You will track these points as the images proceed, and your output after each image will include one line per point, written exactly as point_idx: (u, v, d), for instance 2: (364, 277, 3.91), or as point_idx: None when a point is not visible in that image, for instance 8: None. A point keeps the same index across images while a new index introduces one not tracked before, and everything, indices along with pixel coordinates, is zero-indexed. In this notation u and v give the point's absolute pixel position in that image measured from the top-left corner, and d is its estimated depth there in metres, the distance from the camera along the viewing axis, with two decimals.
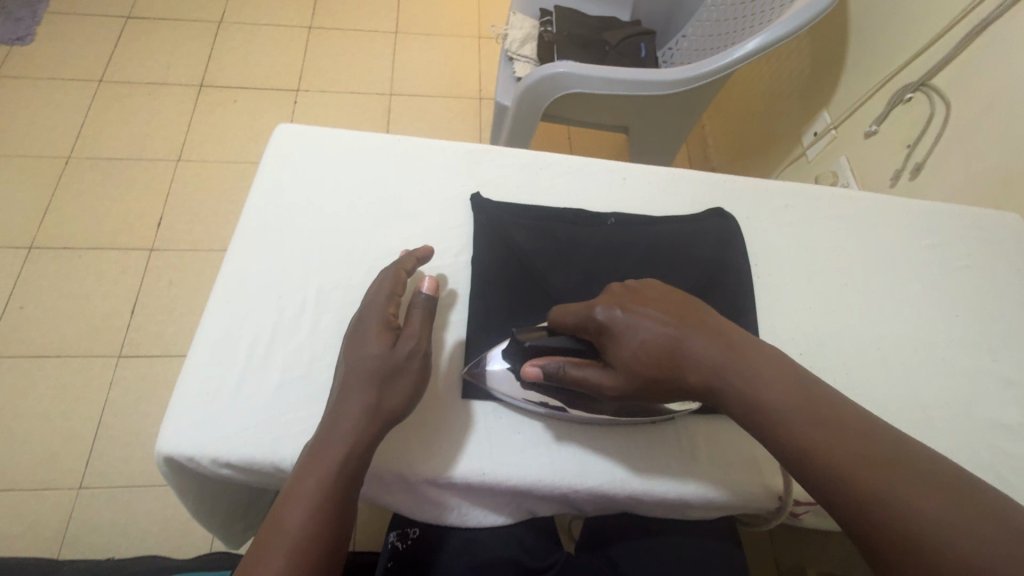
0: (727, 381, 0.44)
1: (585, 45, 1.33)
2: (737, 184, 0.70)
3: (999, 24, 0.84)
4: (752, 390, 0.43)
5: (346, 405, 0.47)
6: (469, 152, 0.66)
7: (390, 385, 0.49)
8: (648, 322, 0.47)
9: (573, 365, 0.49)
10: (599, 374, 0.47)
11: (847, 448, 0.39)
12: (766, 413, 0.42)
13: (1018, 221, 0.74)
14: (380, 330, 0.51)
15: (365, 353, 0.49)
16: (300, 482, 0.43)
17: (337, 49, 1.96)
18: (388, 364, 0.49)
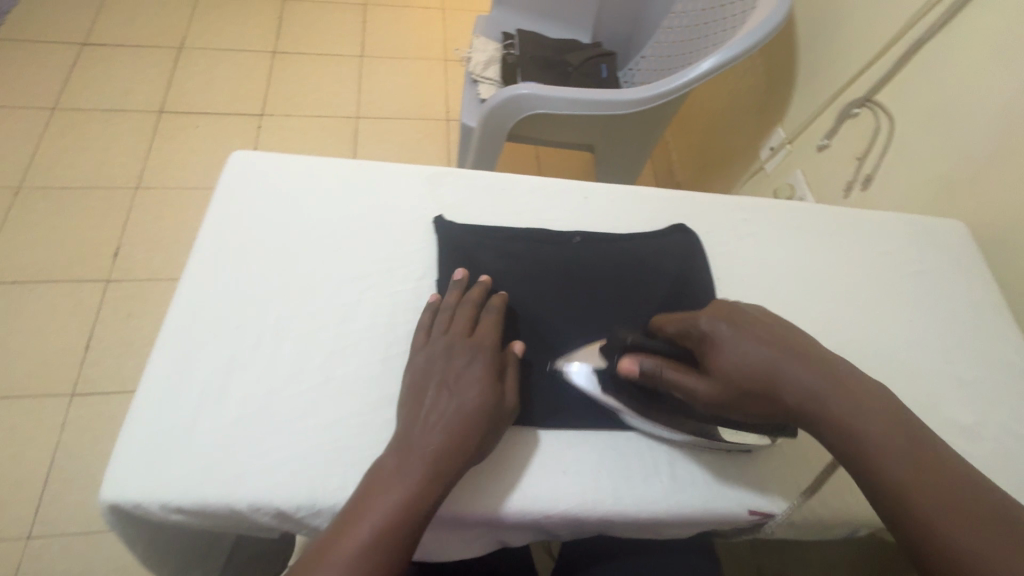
0: (830, 412, 0.47)
1: (547, 67, 1.36)
2: (695, 201, 0.71)
3: (933, 43, 0.90)
4: (854, 425, 0.46)
5: (451, 433, 0.47)
6: (431, 175, 0.66)
7: (494, 424, 0.50)
8: (768, 350, 0.49)
9: (675, 371, 0.50)
10: (698, 383, 0.50)
11: (940, 496, 0.42)
12: (857, 443, 0.46)
13: (962, 227, 0.77)
14: (490, 358, 0.53)
15: (469, 397, 0.49)
16: (373, 503, 0.44)
17: (302, 73, 1.95)
18: (500, 403, 0.51)
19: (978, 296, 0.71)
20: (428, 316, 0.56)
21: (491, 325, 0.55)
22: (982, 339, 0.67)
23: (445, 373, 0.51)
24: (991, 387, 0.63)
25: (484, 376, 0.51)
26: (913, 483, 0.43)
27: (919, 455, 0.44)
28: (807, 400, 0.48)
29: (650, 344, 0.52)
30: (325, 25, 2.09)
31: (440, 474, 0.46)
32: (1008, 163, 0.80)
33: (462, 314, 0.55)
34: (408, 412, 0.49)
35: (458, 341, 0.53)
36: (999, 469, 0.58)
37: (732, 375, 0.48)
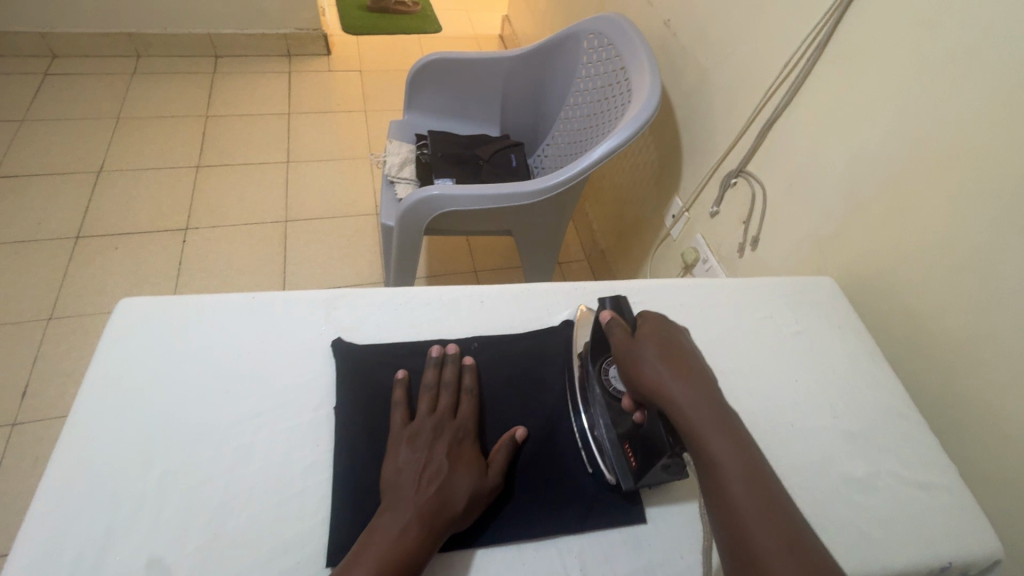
0: (692, 419, 0.52)
1: (459, 163, 1.46)
2: (587, 290, 0.75)
3: (781, 121, 1.02)
4: (707, 439, 0.51)
5: (445, 504, 0.52)
6: (327, 299, 0.68)
7: (478, 502, 0.54)
8: (665, 359, 0.57)
9: (624, 331, 0.61)
10: (620, 343, 0.60)
11: (761, 509, 0.47)
12: (704, 455, 0.51)
13: (830, 283, 0.85)
14: (474, 440, 0.58)
15: (465, 477, 0.54)
16: (364, 564, 0.47)
17: (228, 183, 1.99)
18: (485, 479, 0.55)
19: (854, 346, 0.77)
20: (405, 393, 0.60)
21: (472, 407, 0.60)
22: (861, 388, 0.72)
23: (436, 449, 0.55)
24: (876, 436, 0.68)
25: (473, 455, 0.56)
26: (742, 493, 0.48)
27: (757, 477, 0.49)
28: (681, 410, 0.53)
29: (626, 310, 0.63)
30: (250, 135, 2.16)
31: (429, 540, 0.50)
32: (858, 221, 0.90)
33: (447, 395, 0.60)
34: (399, 488, 0.53)
35: (446, 421, 0.58)
36: (893, 520, 0.61)
37: (635, 368, 0.57)
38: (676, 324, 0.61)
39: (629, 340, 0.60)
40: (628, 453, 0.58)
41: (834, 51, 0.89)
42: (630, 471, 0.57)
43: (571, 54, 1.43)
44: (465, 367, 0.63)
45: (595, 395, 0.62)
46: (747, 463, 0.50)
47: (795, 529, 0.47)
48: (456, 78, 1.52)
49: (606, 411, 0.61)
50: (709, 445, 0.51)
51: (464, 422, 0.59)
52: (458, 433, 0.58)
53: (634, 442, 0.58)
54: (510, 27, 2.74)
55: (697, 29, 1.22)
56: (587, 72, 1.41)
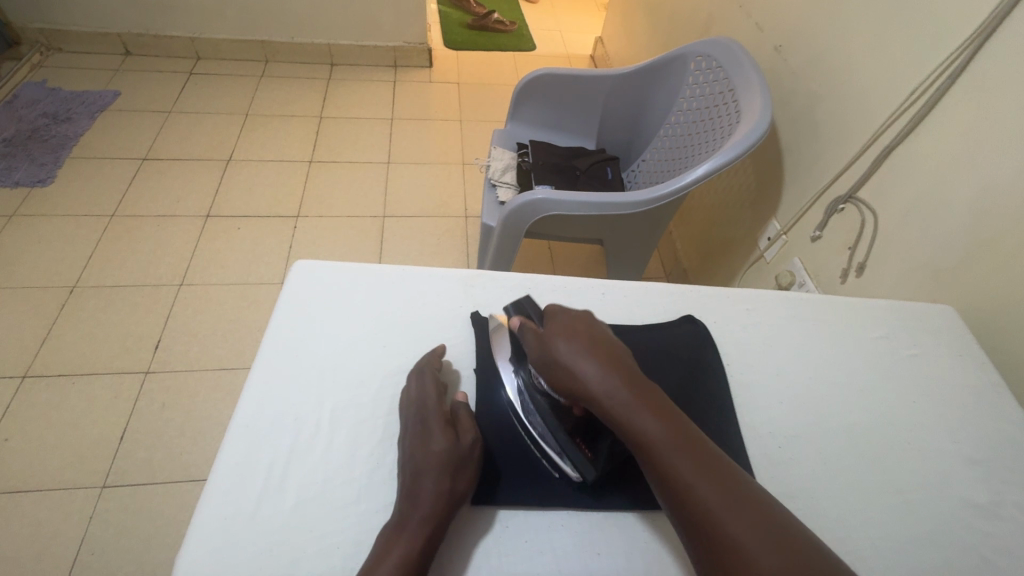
0: (612, 406, 0.54)
1: (558, 172, 1.53)
2: (701, 293, 0.79)
3: (900, 149, 1.01)
4: (631, 422, 0.53)
5: (435, 476, 0.55)
6: (466, 277, 0.76)
7: (457, 467, 0.57)
8: (576, 349, 0.58)
9: (533, 333, 0.62)
10: (532, 345, 0.61)
11: (700, 478, 0.50)
12: (637, 440, 0.53)
13: (950, 313, 0.83)
14: (437, 414, 0.60)
15: (434, 446, 0.57)
16: (385, 557, 0.50)
17: (335, 178, 2.17)
18: (458, 445, 0.58)
19: (977, 375, 0.75)
20: (394, 395, 0.64)
21: (437, 386, 0.63)
22: (983, 417, 0.71)
23: (405, 437, 0.59)
24: (1000, 466, 0.67)
25: (440, 426, 0.59)
26: (674, 463, 0.50)
27: (684, 443, 0.52)
28: (601, 399, 0.55)
29: (531, 309, 0.64)
30: (356, 137, 2.35)
31: (429, 515, 0.53)
32: (981, 253, 0.88)
33: (404, 387, 0.63)
34: (398, 475, 0.57)
35: (411, 409, 0.61)
36: (1019, 551, 0.60)
37: (551, 369, 0.59)
38: (579, 311, 0.63)
39: (539, 340, 0.61)
40: (581, 444, 0.60)
41: (965, 82, 0.89)
42: (589, 462, 0.59)
43: (677, 74, 1.48)
44: (434, 359, 0.66)
45: (529, 398, 0.63)
46: (675, 438, 0.52)
47: (741, 490, 0.49)
48: (560, 92, 1.60)
49: (544, 413, 0.61)
50: (637, 429, 0.53)
51: (427, 402, 0.61)
52: (422, 413, 0.60)
53: (581, 435, 0.60)
54: (602, 48, 2.82)
55: (811, 56, 1.24)
56: (691, 93, 1.45)
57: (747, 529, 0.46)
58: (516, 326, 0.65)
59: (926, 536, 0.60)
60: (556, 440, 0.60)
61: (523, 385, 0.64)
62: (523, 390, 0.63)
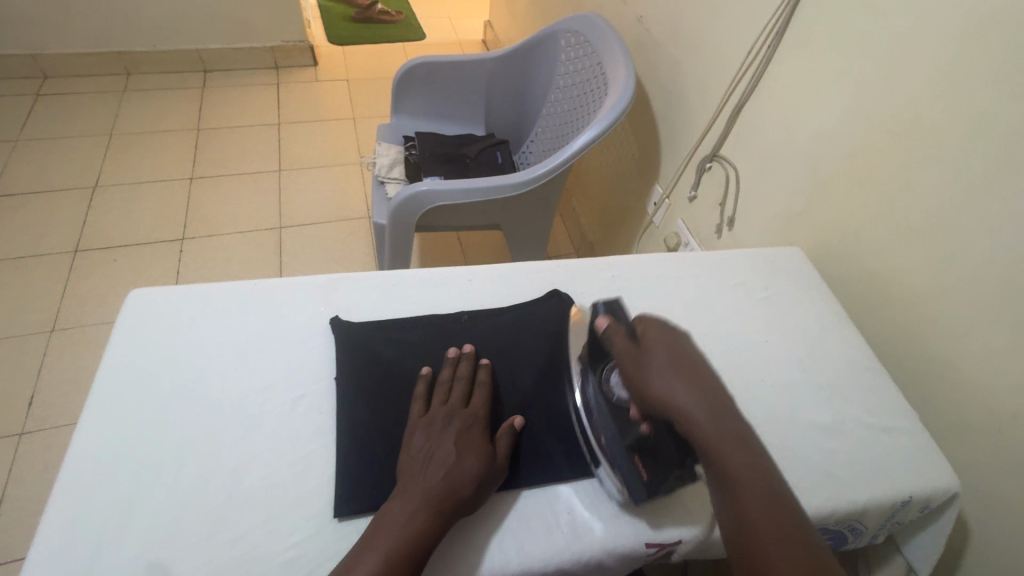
0: (703, 437, 0.54)
1: (447, 161, 1.51)
2: (569, 267, 0.80)
3: (749, 105, 1.07)
4: (725, 454, 0.53)
5: (454, 488, 0.54)
6: (325, 284, 0.73)
7: (484, 484, 0.56)
8: (673, 369, 0.58)
9: (626, 338, 0.61)
10: (623, 352, 0.60)
11: (774, 525, 0.50)
12: (720, 472, 0.53)
13: (798, 254, 0.90)
14: (481, 429, 0.60)
15: (467, 463, 0.56)
16: (375, 549, 0.50)
17: (222, 193, 2.03)
18: (493, 463, 0.58)
19: (821, 307, 0.82)
20: (425, 386, 0.63)
21: (485, 399, 0.63)
22: (829, 345, 0.78)
23: (444, 440, 0.58)
24: (842, 387, 0.73)
25: (479, 444, 0.59)
26: (756, 498, 0.51)
27: (768, 485, 0.52)
28: (694, 426, 0.55)
29: (621, 312, 0.63)
30: (241, 146, 2.21)
31: (440, 522, 0.52)
32: (821, 197, 0.95)
33: (457, 389, 0.63)
34: (410, 472, 0.56)
35: (457, 412, 0.61)
36: (859, 461, 0.66)
37: (642, 380, 0.58)
38: (677, 328, 0.62)
39: (635, 348, 0.60)
40: (638, 465, 0.58)
41: (790, 40, 0.96)
42: (642, 484, 0.57)
43: (551, 52, 1.49)
44: (480, 365, 0.66)
45: (595, 404, 0.61)
46: (764, 483, 0.52)
47: (812, 542, 0.49)
48: (440, 80, 1.57)
49: (610, 423, 0.60)
50: (728, 460, 0.53)
51: (475, 411, 0.61)
52: (468, 421, 0.60)
53: (642, 453, 0.58)
54: (491, 32, 2.80)
55: (669, 28, 1.29)
56: (566, 69, 1.47)
57: None
58: (601, 328, 0.63)
59: (782, 463, 0.65)
60: (615, 452, 0.59)
61: (591, 390, 0.62)
62: (589, 393, 0.62)
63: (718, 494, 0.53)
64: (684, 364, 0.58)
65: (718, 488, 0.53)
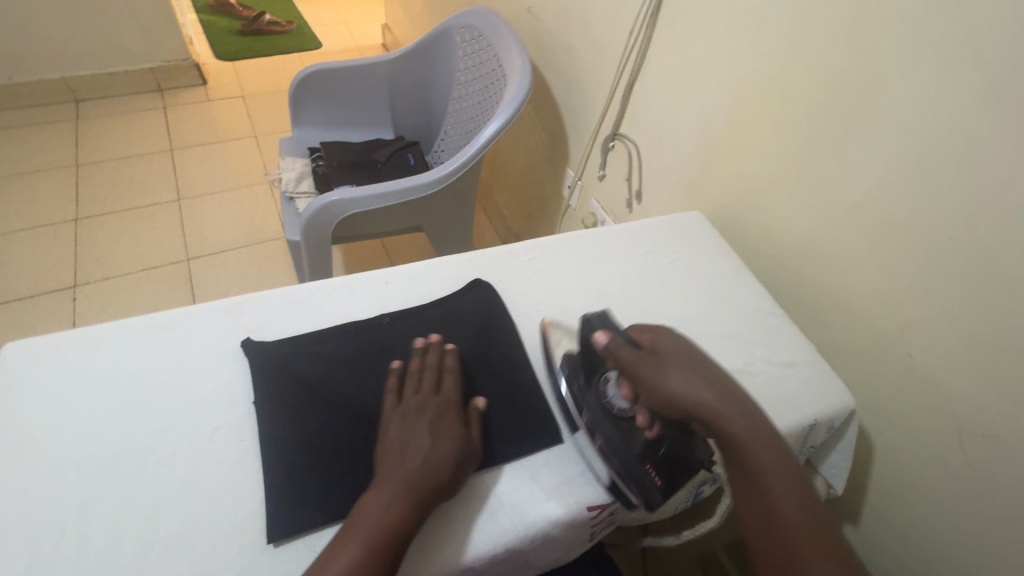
0: (735, 432, 0.57)
1: (357, 169, 1.48)
2: (485, 256, 0.81)
3: (639, 83, 1.13)
4: (752, 446, 0.57)
5: (429, 474, 0.54)
6: (231, 307, 0.69)
7: (462, 468, 0.57)
8: (694, 373, 0.60)
9: (631, 349, 0.63)
10: (631, 360, 0.62)
11: (798, 507, 0.55)
12: (749, 462, 0.57)
13: (698, 217, 0.97)
14: (456, 415, 0.61)
15: (442, 450, 0.56)
16: (354, 535, 0.50)
17: (115, 232, 1.86)
18: (468, 448, 0.58)
19: (723, 263, 0.88)
20: (397, 378, 0.63)
21: (455, 386, 0.63)
22: (734, 297, 0.84)
23: (420, 426, 0.58)
24: (749, 332, 0.79)
25: (452, 430, 0.59)
26: (761, 456, 0.57)
27: (792, 475, 0.57)
28: (728, 424, 0.58)
29: (615, 326, 0.66)
30: (131, 178, 2.03)
31: (418, 506, 0.53)
32: (712, 162, 1.02)
33: (425, 378, 0.63)
34: (386, 461, 0.56)
35: (431, 399, 0.61)
36: (771, 398, 0.72)
37: (660, 383, 0.59)
38: (676, 334, 0.65)
39: (639, 356, 0.62)
40: (650, 473, 0.58)
41: (666, 19, 1.02)
42: (655, 488, 0.58)
43: (447, 49, 1.49)
44: (448, 353, 0.67)
45: (596, 414, 0.62)
46: (788, 472, 0.57)
47: (824, 518, 0.55)
48: (339, 87, 1.53)
49: (613, 429, 0.60)
50: (752, 448, 0.57)
51: (448, 399, 0.62)
52: (442, 407, 0.61)
53: (653, 458, 0.59)
54: (390, 35, 2.76)
55: (559, 15, 1.32)
56: (464, 64, 1.47)
57: (824, 549, 0.53)
58: (600, 342, 0.64)
59: None
60: (625, 460, 0.58)
61: (591, 401, 0.63)
62: (590, 405, 0.62)
63: (740, 479, 0.57)
64: (701, 370, 0.61)
65: (743, 476, 0.57)
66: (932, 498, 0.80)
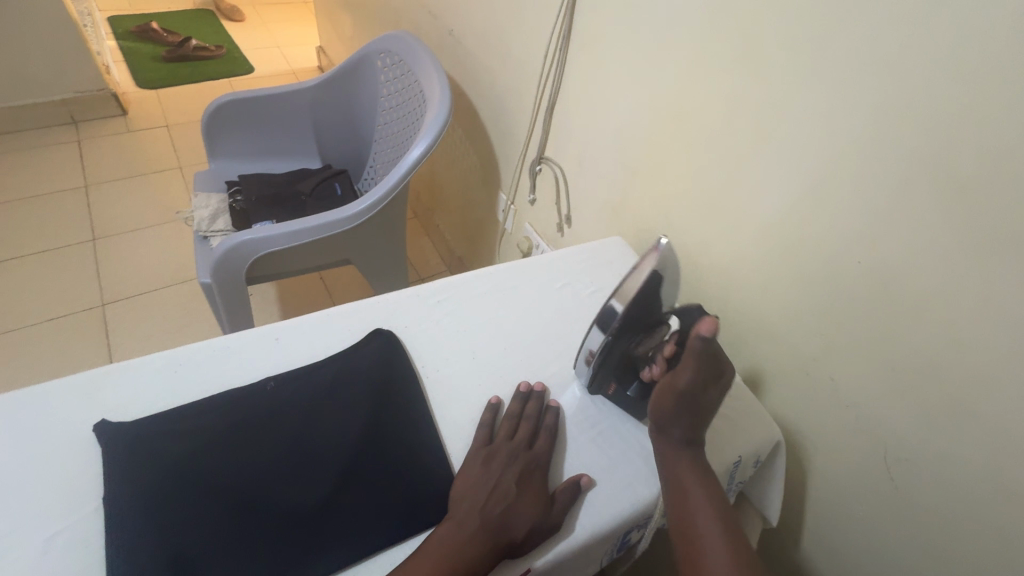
0: (673, 474, 0.61)
1: (279, 202, 1.40)
2: (389, 301, 0.76)
3: (559, 106, 1.11)
4: (686, 490, 0.60)
5: (503, 527, 0.55)
6: (88, 382, 0.61)
7: (535, 532, 0.56)
8: (686, 418, 0.61)
9: (697, 376, 0.59)
10: (682, 382, 0.60)
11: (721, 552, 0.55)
12: (682, 504, 0.59)
13: (620, 243, 0.94)
14: (542, 474, 0.61)
15: (523, 507, 0.57)
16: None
17: (18, 279, 1.71)
18: (546, 515, 0.58)
19: None
20: (492, 414, 0.65)
21: (549, 445, 0.64)
22: None
23: (506, 475, 0.59)
24: None
25: (540, 489, 0.59)
26: (692, 499, 0.59)
27: (724, 523, 0.57)
28: (672, 467, 0.61)
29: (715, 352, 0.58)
30: (38, 220, 1.88)
31: (482, 557, 0.53)
32: (632, 185, 1.00)
33: (520, 427, 0.65)
34: (464, 495, 0.58)
35: (522, 451, 0.62)
36: None
37: (670, 405, 0.61)
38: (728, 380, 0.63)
39: (693, 384, 0.59)
40: (612, 387, 0.69)
41: (578, 41, 1.00)
42: (604, 392, 0.70)
43: (369, 74, 1.44)
44: (552, 408, 0.68)
45: (619, 342, 0.66)
46: (720, 519, 0.57)
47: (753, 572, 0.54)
48: (256, 117, 1.46)
49: (617, 358, 0.67)
50: (686, 489, 0.59)
51: (539, 456, 0.63)
52: (529, 463, 0.61)
53: (625, 385, 0.68)
54: (325, 59, 2.69)
55: (479, 37, 1.29)
56: (386, 90, 1.42)
57: None
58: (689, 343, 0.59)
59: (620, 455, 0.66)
60: (604, 371, 0.68)
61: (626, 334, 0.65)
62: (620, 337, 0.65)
63: (674, 521, 0.59)
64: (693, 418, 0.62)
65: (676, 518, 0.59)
66: (864, 520, 0.79)
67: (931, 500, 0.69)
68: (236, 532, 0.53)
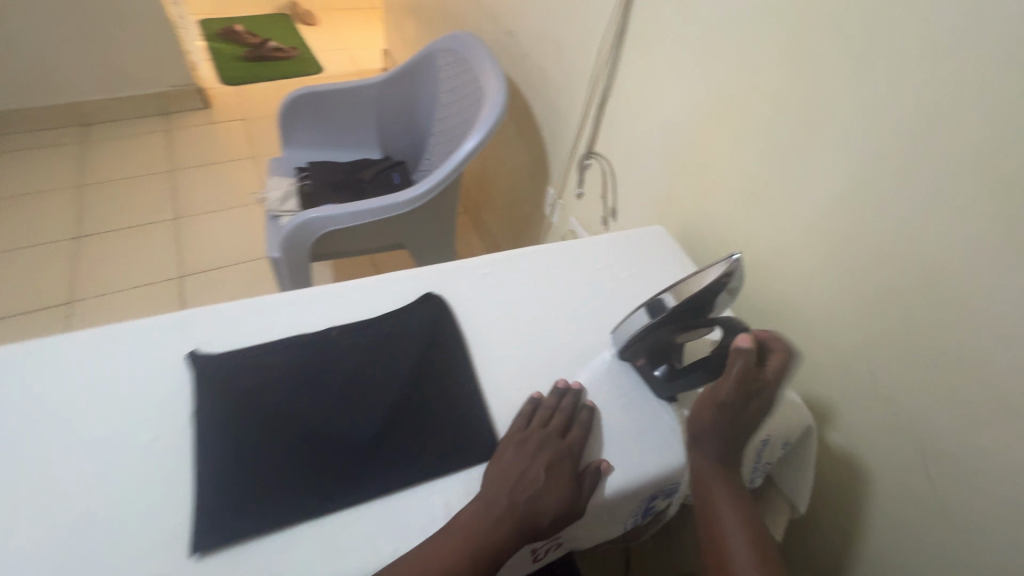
0: (701, 472, 0.65)
1: (342, 188, 1.50)
2: (440, 271, 0.82)
3: (611, 102, 1.15)
4: (713, 487, 0.63)
5: (532, 514, 0.58)
6: (180, 320, 0.70)
7: (559, 519, 0.59)
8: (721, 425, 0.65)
9: (737, 392, 0.64)
10: (725, 396, 0.64)
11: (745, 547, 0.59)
12: (709, 501, 0.63)
13: (663, 232, 0.97)
14: (573, 464, 0.62)
15: (551, 496, 0.59)
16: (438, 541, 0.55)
17: (111, 249, 1.91)
18: (574, 505, 0.60)
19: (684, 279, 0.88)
20: (531, 406, 0.67)
21: (582, 437, 0.65)
22: None
23: (536, 463, 0.61)
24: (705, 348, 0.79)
25: (568, 476, 0.61)
26: (718, 495, 0.63)
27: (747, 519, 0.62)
28: (699, 466, 0.65)
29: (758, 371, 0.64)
30: (130, 198, 2.09)
31: (507, 540, 0.56)
32: (679, 179, 1.02)
33: (556, 417, 0.65)
34: (493, 481, 0.60)
35: (556, 440, 0.63)
36: None
37: (710, 417, 0.65)
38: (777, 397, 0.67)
39: (732, 399, 0.64)
40: (641, 361, 0.72)
41: (633, 39, 1.03)
42: (632, 362, 0.74)
43: (431, 71, 1.53)
44: (585, 403, 0.69)
45: (664, 327, 0.68)
46: (742, 515, 0.62)
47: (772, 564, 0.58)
48: (326, 109, 1.57)
49: (657, 339, 0.69)
50: (712, 488, 0.63)
51: (572, 446, 0.64)
52: (561, 453, 0.63)
53: (655, 364, 0.72)
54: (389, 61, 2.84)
55: (536, 37, 1.35)
56: (446, 86, 1.50)
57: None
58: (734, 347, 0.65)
59: (650, 425, 0.69)
60: (640, 346, 0.71)
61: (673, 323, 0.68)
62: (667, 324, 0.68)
63: (701, 516, 0.63)
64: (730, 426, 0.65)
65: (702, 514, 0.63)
66: (899, 521, 0.78)
67: (971, 500, 0.68)
68: (299, 454, 0.60)
